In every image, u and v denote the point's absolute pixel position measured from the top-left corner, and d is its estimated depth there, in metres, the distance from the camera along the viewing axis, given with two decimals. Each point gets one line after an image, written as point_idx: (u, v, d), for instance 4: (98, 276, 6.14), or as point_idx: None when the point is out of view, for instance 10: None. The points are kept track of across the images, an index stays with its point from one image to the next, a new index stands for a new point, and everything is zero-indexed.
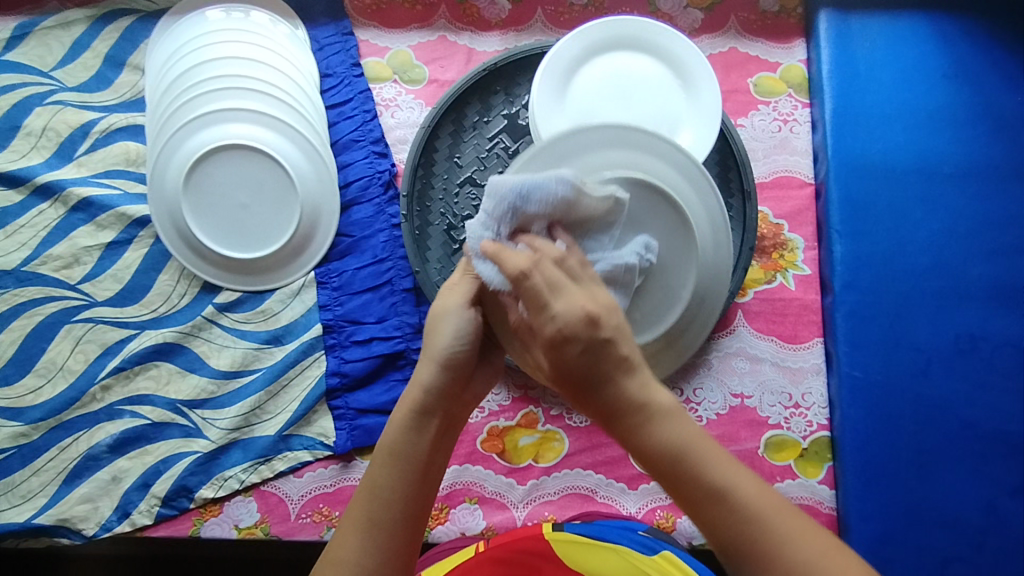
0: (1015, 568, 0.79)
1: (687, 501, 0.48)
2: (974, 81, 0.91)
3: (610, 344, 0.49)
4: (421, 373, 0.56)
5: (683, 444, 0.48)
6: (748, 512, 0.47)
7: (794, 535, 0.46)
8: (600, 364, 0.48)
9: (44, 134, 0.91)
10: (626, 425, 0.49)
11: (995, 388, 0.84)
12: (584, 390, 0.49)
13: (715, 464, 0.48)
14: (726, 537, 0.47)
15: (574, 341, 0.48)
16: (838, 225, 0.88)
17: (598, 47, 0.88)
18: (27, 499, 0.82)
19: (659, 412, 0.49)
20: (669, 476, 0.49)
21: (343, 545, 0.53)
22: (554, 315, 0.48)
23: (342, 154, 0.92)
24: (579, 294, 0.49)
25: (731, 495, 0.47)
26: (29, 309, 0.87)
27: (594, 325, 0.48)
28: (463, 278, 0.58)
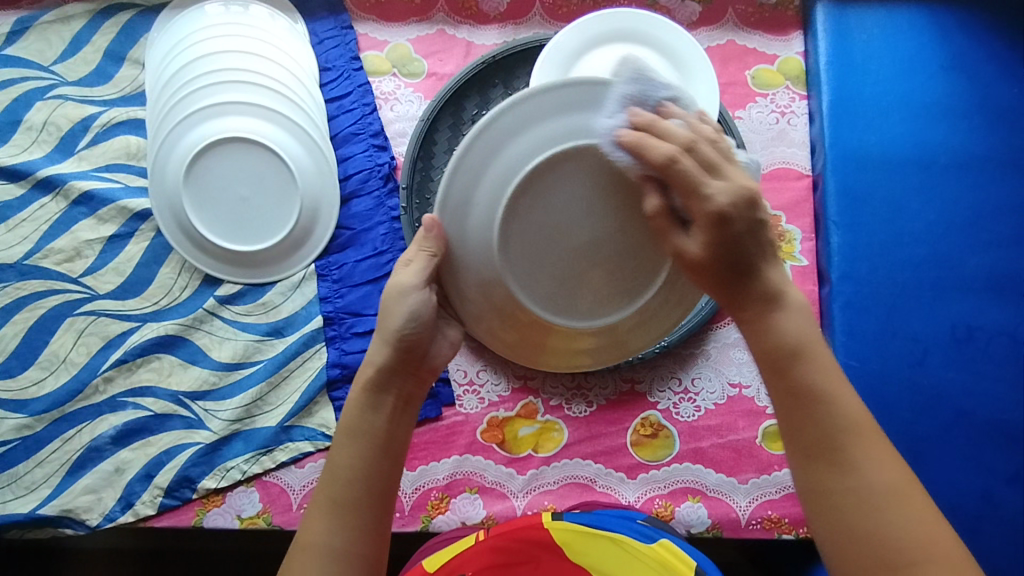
0: (1010, 554, 0.79)
1: (789, 391, 0.49)
2: (971, 73, 0.92)
3: (749, 238, 0.49)
4: (373, 353, 0.56)
5: (804, 340, 0.49)
6: (841, 418, 0.47)
7: (875, 456, 0.47)
8: (751, 247, 0.49)
9: (45, 129, 0.92)
10: (754, 310, 0.50)
11: (991, 376, 0.84)
12: (729, 272, 0.49)
13: (828, 370, 0.49)
14: (817, 430, 0.47)
15: (735, 220, 0.48)
16: (835, 216, 0.88)
17: (596, 39, 0.89)
18: (30, 490, 0.82)
19: (790, 306, 0.50)
20: (783, 372, 0.49)
21: (311, 526, 0.53)
22: (714, 193, 0.47)
23: (342, 147, 0.92)
24: (738, 174, 0.49)
25: (833, 393, 0.48)
26: (31, 302, 0.87)
27: (752, 209, 0.48)
28: (419, 255, 0.55)
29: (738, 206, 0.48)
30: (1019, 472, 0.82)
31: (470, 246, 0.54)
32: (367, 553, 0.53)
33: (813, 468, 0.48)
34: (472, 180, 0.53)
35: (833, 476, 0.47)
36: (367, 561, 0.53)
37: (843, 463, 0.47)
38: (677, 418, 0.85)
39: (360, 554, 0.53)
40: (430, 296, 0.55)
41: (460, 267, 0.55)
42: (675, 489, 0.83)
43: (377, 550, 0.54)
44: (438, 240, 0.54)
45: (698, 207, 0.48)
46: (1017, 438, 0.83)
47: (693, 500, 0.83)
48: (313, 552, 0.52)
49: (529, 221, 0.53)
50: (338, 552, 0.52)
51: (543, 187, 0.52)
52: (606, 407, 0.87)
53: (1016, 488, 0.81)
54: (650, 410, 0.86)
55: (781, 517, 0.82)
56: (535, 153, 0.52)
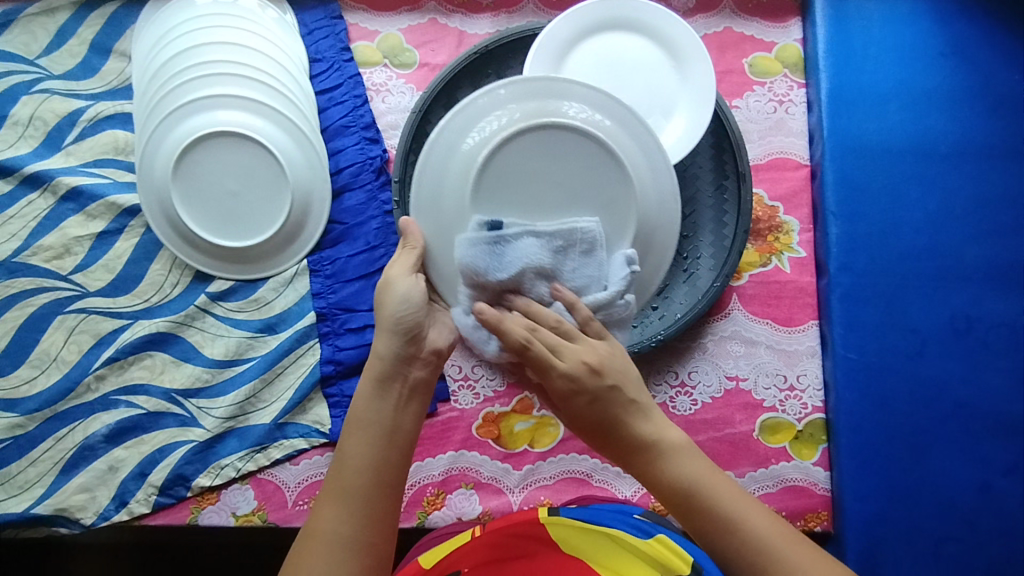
0: (1006, 546, 0.79)
1: (699, 527, 0.55)
2: (971, 59, 0.90)
3: (602, 404, 0.55)
4: (377, 343, 0.57)
5: (689, 479, 0.55)
6: (755, 535, 0.53)
7: (795, 555, 0.52)
8: (606, 411, 0.55)
9: (32, 124, 0.90)
10: (638, 463, 0.56)
11: (989, 368, 0.84)
12: (601, 433, 0.56)
13: (719, 495, 0.54)
14: (734, 559, 0.53)
15: (579, 392, 0.54)
16: (833, 207, 0.87)
17: (589, 28, 0.87)
18: (25, 489, 0.82)
19: (669, 450, 0.56)
20: (687, 512, 0.55)
21: (321, 512, 0.54)
22: (563, 370, 0.54)
23: (333, 140, 0.91)
24: (584, 347, 0.55)
25: (744, 527, 0.53)
26: (20, 300, 0.86)
27: (598, 374, 0.54)
28: (404, 252, 0.61)
29: (589, 370, 0.54)
30: (1017, 463, 0.81)
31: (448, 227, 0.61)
32: (377, 541, 0.53)
33: None
34: (438, 175, 0.63)
35: None
36: (376, 550, 0.53)
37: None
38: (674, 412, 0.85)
39: (370, 541, 0.53)
40: (418, 281, 0.59)
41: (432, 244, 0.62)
42: None
43: (386, 537, 0.54)
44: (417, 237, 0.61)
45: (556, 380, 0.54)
46: (1015, 429, 0.82)
47: None
48: (323, 540, 0.52)
49: (501, 188, 0.61)
50: (347, 539, 0.52)
51: (509, 160, 0.61)
52: None
53: (1013, 480, 0.81)
54: None
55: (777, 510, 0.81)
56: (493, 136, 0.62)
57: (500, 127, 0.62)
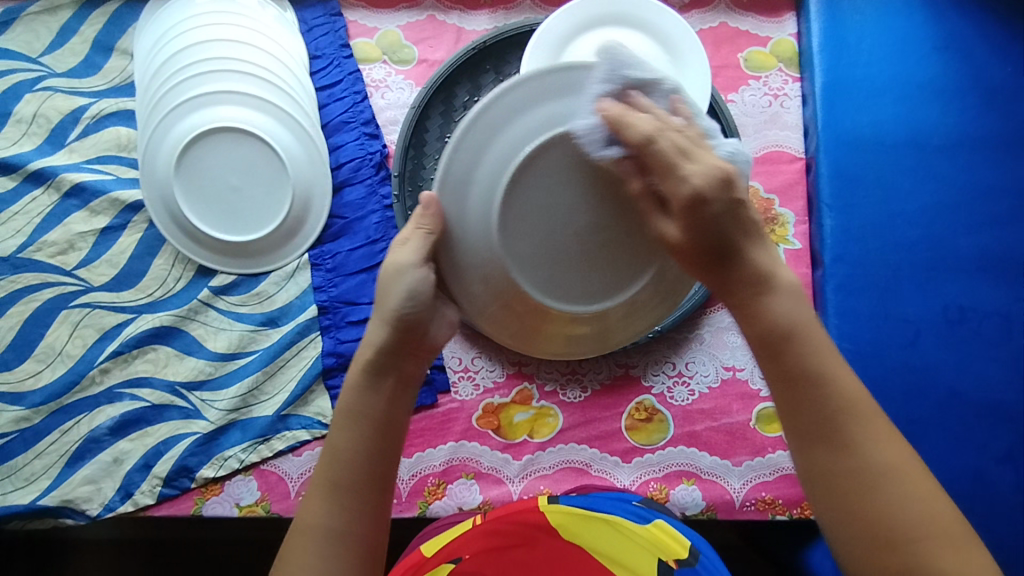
0: (1000, 532, 0.80)
1: (782, 375, 0.51)
2: (963, 52, 0.91)
3: (726, 219, 0.49)
4: (372, 334, 0.56)
5: (795, 323, 0.50)
6: (839, 397, 0.49)
7: (874, 436, 0.49)
8: (728, 232, 0.50)
9: (35, 121, 0.91)
10: (743, 295, 0.51)
11: (983, 357, 0.85)
12: (717, 259, 0.50)
13: (820, 350, 0.50)
14: (812, 412, 0.49)
15: (711, 202, 0.48)
16: (828, 199, 0.88)
17: (585, 24, 0.88)
18: (31, 481, 0.83)
19: (779, 288, 0.51)
20: (776, 356, 0.51)
21: (310, 507, 0.54)
22: (688, 174, 0.48)
23: (333, 136, 0.92)
24: (715, 159, 0.49)
25: (825, 374, 0.50)
26: (25, 295, 0.87)
27: (727, 186, 0.49)
28: (415, 232, 0.56)
29: (713, 186, 0.48)
30: (1010, 451, 0.82)
31: (468, 228, 0.55)
32: (367, 532, 0.54)
33: (811, 447, 0.50)
34: (473, 156, 0.54)
35: (830, 455, 0.49)
36: (366, 541, 0.54)
37: (845, 446, 0.49)
38: (671, 402, 0.86)
39: (360, 533, 0.54)
40: (428, 274, 0.55)
41: (458, 250, 0.56)
42: (669, 472, 0.84)
43: (376, 529, 0.55)
44: (436, 217, 0.55)
45: (674, 190, 0.49)
46: (1009, 416, 0.83)
47: (687, 483, 0.83)
48: (312, 534, 0.53)
49: (528, 203, 0.54)
50: (338, 533, 0.53)
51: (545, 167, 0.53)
52: (600, 391, 0.87)
53: (1007, 467, 0.82)
54: (644, 394, 0.86)
55: (775, 498, 0.82)
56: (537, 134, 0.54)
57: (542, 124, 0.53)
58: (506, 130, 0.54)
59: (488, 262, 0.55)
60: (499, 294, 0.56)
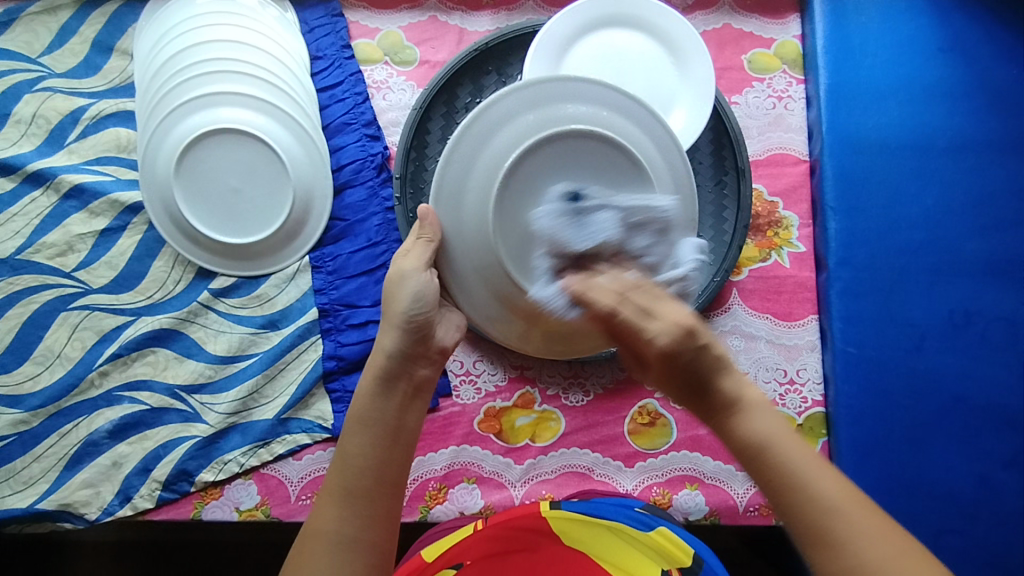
0: (1005, 538, 0.80)
1: (766, 485, 0.45)
2: (968, 55, 0.91)
3: (700, 363, 0.47)
4: (384, 340, 0.59)
5: (770, 438, 0.46)
6: (830, 514, 0.43)
7: (878, 551, 0.41)
8: (705, 367, 0.47)
9: (34, 122, 0.91)
10: (717, 417, 0.48)
11: (988, 362, 0.84)
12: (682, 389, 0.48)
13: (801, 457, 0.45)
14: (801, 521, 0.43)
15: (680, 354, 0.47)
16: (832, 201, 0.88)
17: (589, 25, 0.87)
18: (29, 485, 0.82)
19: (749, 407, 0.47)
20: (755, 472, 0.46)
21: (321, 513, 0.53)
22: (652, 336, 0.47)
23: (334, 137, 0.92)
24: (672, 309, 0.48)
25: (807, 479, 0.44)
26: (24, 297, 0.87)
27: (692, 336, 0.47)
28: (417, 244, 0.62)
29: (679, 341, 0.47)
30: (1015, 456, 0.82)
31: (464, 231, 0.61)
32: (378, 540, 0.53)
33: (811, 560, 0.44)
34: (464, 167, 0.61)
35: (826, 565, 0.42)
36: (378, 548, 0.53)
37: (833, 549, 0.42)
38: (674, 407, 0.85)
39: (371, 540, 0.53)
40: (431, 277, 0.61)
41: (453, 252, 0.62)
42: (672, 477, 0.83)
43: (388, 537, 0.54)
44: (433, 228, 0.62)
45: (646, 346, 0.48)
46: (1015, 421, 0.83)
47: (691, 488, 0.83)
48: (321, 540, 0.52)
49: (519, 198, 0.59)
50: (350, 539, 0.52)
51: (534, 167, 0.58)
52: (603, 395, 0.86)
53: (1012, 473, 0.81)
54: (647, 398, 0.86)
55: None
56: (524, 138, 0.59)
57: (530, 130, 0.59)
58: (492, 141, 0.60)
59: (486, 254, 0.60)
60: (496, 291, 0.62)
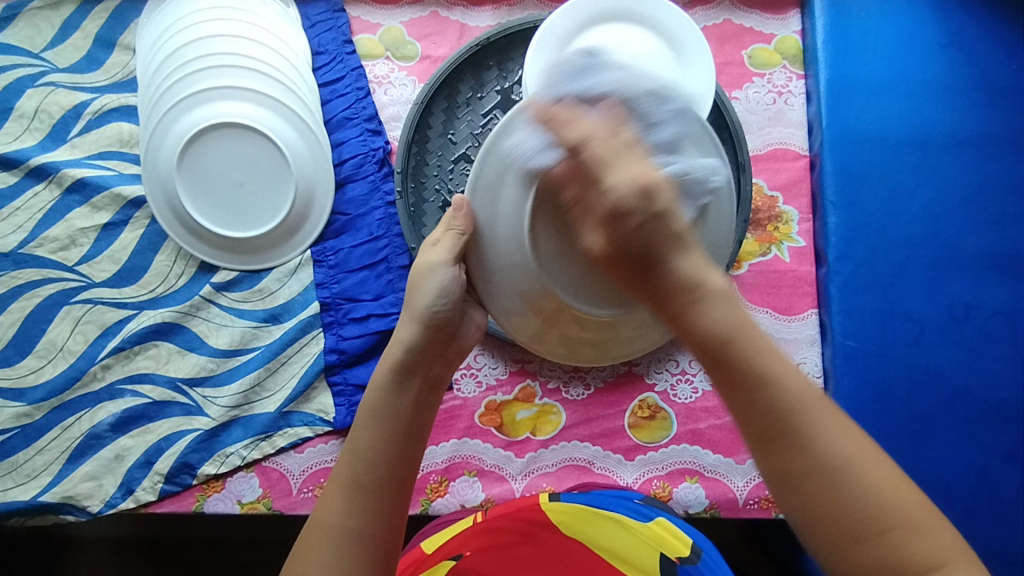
0: (1004, 531, 0.80)
1: (729, 383, 0.46)
2: (968, 50, 0.91)
3: (652, 232, 0.47)
4: (402, 333, 0.59)
5: (733, 329, 0.46)
6: (792, 398, 0.45)
7: (826, 425, 0.45)
8: (656, 239, 0.47)
9: (37, 116, 0.91)
10: (673, 304, 0.48)
11: (987, 355, 0.84)
12: (637, 269, 0.48)
13: (768, 352, 0.46)
14: (760, 415, 0.45)
15: (631, 213, 0.47)
16: (832, 196, 0.88)
17: (590, 20, 0.87)
18: (32, 478, 0.83)
19: (711, 296, 0.47)
20: (718, 365, 0.46)
21: (328, 505, 0.54)
22: (609, 188, 0.47)
23: (336, 132, 0.92)
24: (631, 168, 0.48)
25: (768, 379, 0.46)
26: (27, 291, 0.87)
27: (650, 198, 0.47)
28: (446, 236, 0.60)
29: (633, 198, 0.47)
30: (1015, 449, 0.82)
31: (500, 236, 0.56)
32: (384, 535, 0.54)
33: (767, 452, 0.46)
34: (501, 159, 0.56)
35: (786, 455, 0.45)
36: (383, 544, 0.54)
37: (798, 444, 0.45)
38: (674, 400, 0.86)
39: (377, 535, 0.53)
40: (457, 273, 0.60)
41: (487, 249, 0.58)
42: (672, 470, 0.83)
43: (393, 531, 0.54)
44: (466, 220, 0.59)
45: (595, 199, 0.48)
46: (1014, 415, 0.83)
47: (690, 481, 0.83)
48: (329, 533, 0.53)
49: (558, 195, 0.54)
50: (357, 533, 0.53)
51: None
52: (603, 389, 0.87)
53: (1011, 466, 0.82)
54: (647, 392, 0.86)
55: None
56: (557, 135, 0.54)
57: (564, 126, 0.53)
58: (532, 130, 0.55)
59: (523, 274, 0.55)
60: (530, 302, 0.57)
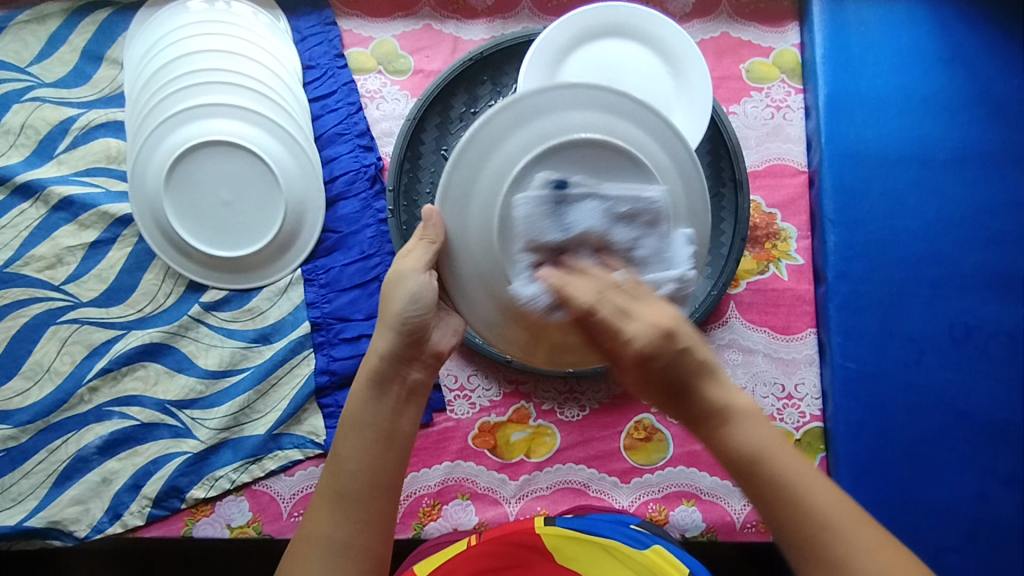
0: (1005, 556, 0.79)
1: (772, 517, 0.42)
2: (970, 65, 0.90)
3: (676, 367, 0.42)
4: (378, 342, 0.56)
5: (764, 452, 0.42)
6: (842, 548, 0.40)
7: (870, 555, 0.40)
8: (683, 372, 0.42)
9: (23, 132, 0.90)
10: (709, 431, 0.43)
11: (987, 376, 0.83)
12: (667, 395, 0.43)
13: (807, 483, 0.41)
14: (817, 564, 0.40)
15: (657, 357, 0.41)
16: (831, 214, 0.87)
17: (585, 35, 0.86)
18: (17, 502, 0.81)
19: (740, 418, 0.43)
20: (753, 489, 0.43)
21: (314, 517, 0.53)
22: (630, 338, 0.41)
23: (327, 148, 0.90)
24: (652, 309, 0.42)
25: (821, 512, 0.41)
26: (13, 311, 0.86)
27: (673, 338, 0.41)
28: (419, 244, 0.55)
29: (655, 340, 0.41)
30: (1016, 472, 0.81)
31: (469, 241, 0.53)
32: (372, 545, 0.53)
33: None
34: (471, 172, 0.53)
35: None
36: (371, 555, 0.53)
37: None
38: (671, 422, 0.84)
39: (363, 546, 0.52)
40: (431, 280, 0.56)
41: (457, 259, 0.55)
42: (669, 493, 0.82)
43: (381, 542, 0.53)
44: (438, 229, 0.55)
45: (621, 348, 0.42)
46: (1015, 437, 0.82)
47: (687, 504, 0.82)
48: (315, 544, 0.52)
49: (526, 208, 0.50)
50: (342, 543, 0.52)
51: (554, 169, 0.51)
52: (598, 410, 0.85)
53: (1012, 489, 0.81)
54: (643, 413, 0.85)
55: None
56: (532, 148, 0.52)
57: (530, 141, 0.52)
58: (497, 149, 0.53)
59: (493, 268, 0.52)
60: (502, 306, 0.53)
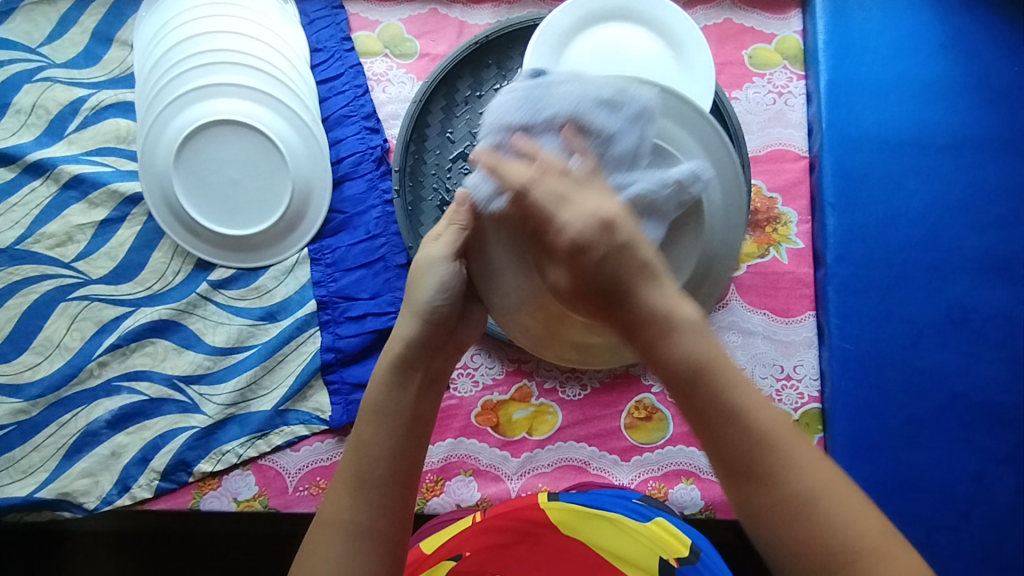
0: (998, 534, 0.80)
1: (700, 418, 0.45)
2: (970, 52, 0.90)
3: (615, 260, 0.44)
4: (402, 328, 0.56)
5: (703, 361, 0.44)
6: (756, 435, 0.44)
7: (802, 457, 0.44)
8: (621, 269, 0.44)
9: (34, 112, 0.91)
10: (648, 338, 0.45)
11: (984, 359, 0.84)
12: (605, 301, 0.45)
13: (735, 381, 0.45)
14: (730, 452, 0.44)
15: (592, 246, 0.44)
16: (831, 198, 0.88)
17: (589, 19, 0.87)
18: (28, 474, 0.83)
19: (683, 323, 0.45)
20: (685, 394, 0.45)
21: (334, 502, 0.54)
22: (564, 224, 0.45)
23: (333, 130, 0.92)
24: (589, 199, 0.46)
25: (739, 409, 0.44)
26: (24, 287, 0.87)
27: (610, 230, 0.44)
28: (450, 229, 0.57)
29: (590, 231, 0.44)
30: (1011, 453, 0.82)
31: (500, 226, 0.55)
32: (393, 529, 0.54)
33: (736, 487, 0.45)
34: None
35: (754, 495, 0.44)
36: (391, 538, 0.54)
37: (766, 480, 0.44)
38: (671, 401, 0.86)
39: (387, 530, 0.53)
40: (458, 270, 0.57)
41: (486, 243, 0.55)
42: (668, 471, 0.83)
43: (402, 526, 0.54)
44: (468, 215, 0.56)
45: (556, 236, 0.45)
46: (1011, 419, 0.83)
47: (686, 483, 0.83)
48: (337, 529, 0.53)
49: None
50: (366, 529, 0.53)
51: None
52: (600, 389, 0.87)
53: (1008, 470, 0.82)
54: (644, 393, 0.86)
55: None
56: None
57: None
58: None
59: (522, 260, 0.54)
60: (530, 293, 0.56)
